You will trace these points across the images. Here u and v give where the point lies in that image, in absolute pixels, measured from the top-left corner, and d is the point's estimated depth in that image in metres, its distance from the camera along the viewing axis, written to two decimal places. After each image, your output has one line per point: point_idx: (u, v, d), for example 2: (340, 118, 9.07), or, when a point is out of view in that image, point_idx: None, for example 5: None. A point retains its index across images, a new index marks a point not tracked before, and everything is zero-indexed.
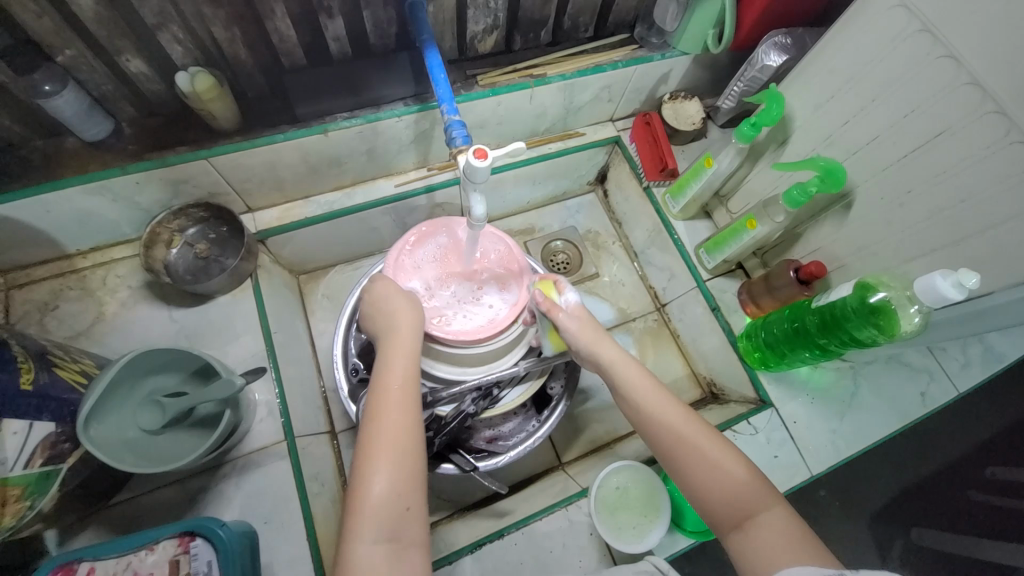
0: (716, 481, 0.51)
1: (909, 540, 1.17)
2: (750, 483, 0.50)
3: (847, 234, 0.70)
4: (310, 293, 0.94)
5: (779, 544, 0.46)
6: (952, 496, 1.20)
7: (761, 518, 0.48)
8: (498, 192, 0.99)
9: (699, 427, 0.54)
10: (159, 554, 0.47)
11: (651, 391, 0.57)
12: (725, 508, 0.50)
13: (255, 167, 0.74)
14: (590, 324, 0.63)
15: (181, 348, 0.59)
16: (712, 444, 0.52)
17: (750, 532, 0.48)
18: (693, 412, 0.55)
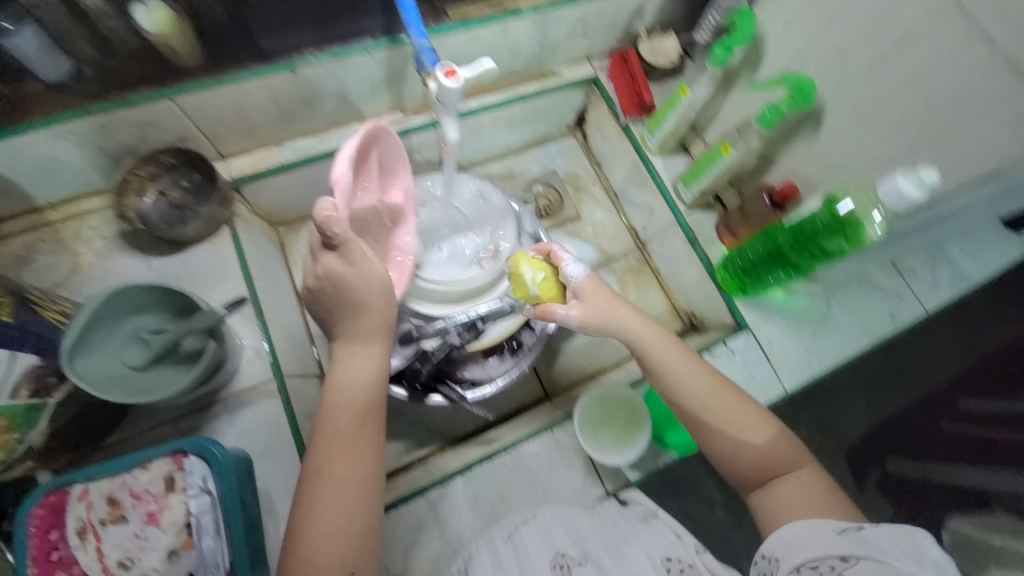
0: (751, 446, 0.59)
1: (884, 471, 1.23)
2: (773, 447, 0.59)
3: (817, 152, 0.71)
4: (291, 243, 0.94)
5: (802, 498, 0.55)
6: (923, 426, 1.27)
7: (787, 479, 0.57)
8: (475, 137, 0.98)
9: (729, 405, 0.61)
10: (153, 472, 0.49)
11: (687, 366, 0.62)
12: (758, 470, 0.58)
13: (224, 109, 0.73)
14: (609, 300, 0.65)
15: (159, 284, 0.59)
16: (742, 419, 0.60)
17: (777, 488, 0.57)
18: (721, 390, 0.62)
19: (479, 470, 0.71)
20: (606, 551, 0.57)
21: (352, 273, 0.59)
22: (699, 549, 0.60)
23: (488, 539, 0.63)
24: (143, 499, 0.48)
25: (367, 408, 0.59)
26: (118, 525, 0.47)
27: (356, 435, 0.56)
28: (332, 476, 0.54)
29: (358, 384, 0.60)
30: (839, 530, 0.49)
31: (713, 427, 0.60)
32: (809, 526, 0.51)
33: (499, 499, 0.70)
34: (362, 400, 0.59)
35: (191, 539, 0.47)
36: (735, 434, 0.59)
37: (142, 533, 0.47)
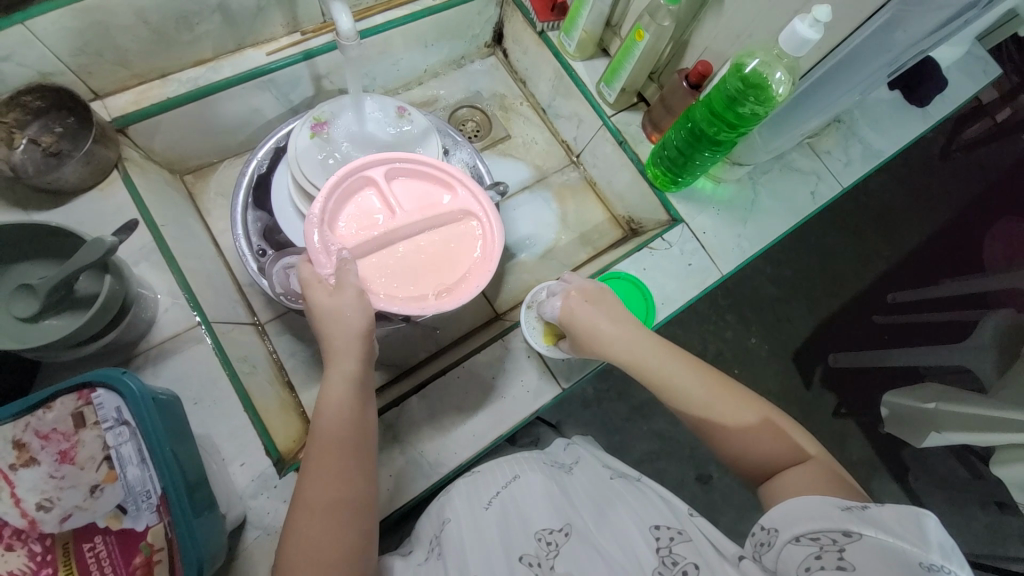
0: (752, 436, 0.54)
1: (828, 366, 1.31)
2: (776, 433, 0.54)
3: (725, 24, 0.71)
4: (201, 194, 0.87)
5: (809, 478, 0.48)
6: (861, 323, 1.34)
7: (794, 467, 0.50)
8: (387, 58, 0.92)
9: (729, 399, 0.56)
10: (58, 410, 0.45)
11: (678, 367, 0.59)
12: (761, 461, 0.53)
13: (85, 33, 0.64)
14: (608, 311, 0.65)
15: (21, 224, 0.52)
16: (741, 411, 0.55)
17: (783, 478, 0.50)
18: (723, 385, 0.57)
19: (432, 388, 0.71)
20: (591, 519, 0.56)
21: (336, 304, 0.57)
22: (691, 511, 0.56)
23: (468, 500, 0.63)
24: (51, 439, 0.44)
25: (342, 443, 0.52)
26: (29, 469, 0.44)
27: (327, 467, 0.50)
28: (303, 515, 0.48)
29: (333, 413, 0.53)
30: (844, 506, 0.43)
31: (704, 420, 0.56)
32: (811, 502, 0.45)
33: (455, 412, 0.70)
34: (334, 435, 0.52)
35: (113, 472, 0.44)
36: (724, 423, 0.55)
37: (58, 473, 0.44)
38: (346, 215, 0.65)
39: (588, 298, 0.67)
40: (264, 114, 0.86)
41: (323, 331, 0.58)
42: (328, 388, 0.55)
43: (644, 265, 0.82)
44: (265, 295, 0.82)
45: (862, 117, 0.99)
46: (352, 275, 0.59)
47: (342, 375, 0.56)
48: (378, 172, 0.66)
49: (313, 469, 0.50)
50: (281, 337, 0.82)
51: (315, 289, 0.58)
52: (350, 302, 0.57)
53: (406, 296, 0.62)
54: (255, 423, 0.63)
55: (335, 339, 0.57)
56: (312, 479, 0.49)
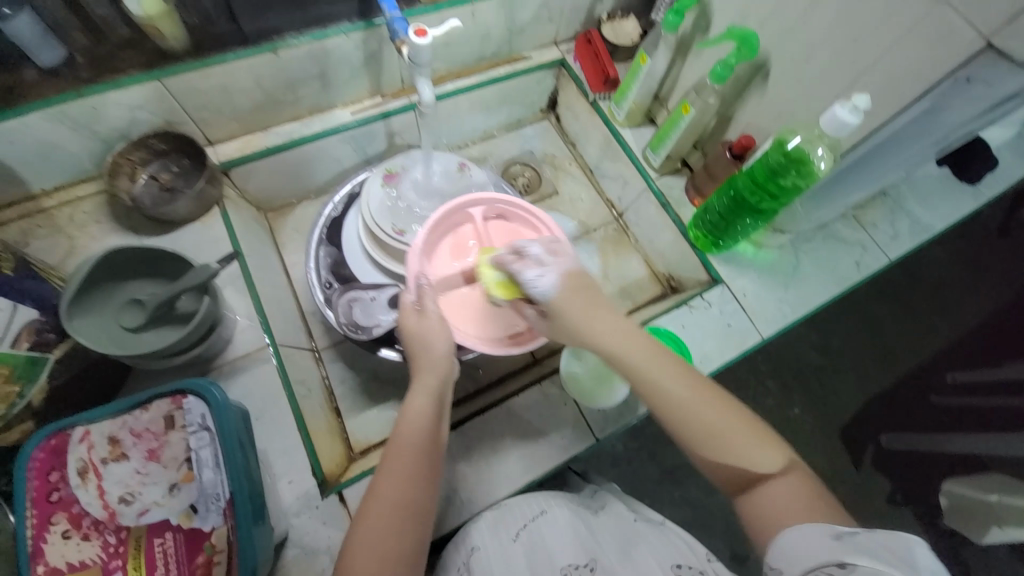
0: (733, 444, 0.51)
1: (880, 446, 1.23)
2: (758, 441, 0.52)
3: (768, 104, 0.77)
4: (279, 229, 0.97)
5: (793, 501, 0.48)
6: (917, 403, 1.26)
7: (771, 484, 0.50)
8: (453, 119, 1.03)
9: (716, 408, 0.53)
10: (153, 412, 0.50)
11: (668, 372, 0.55)
12: (739, 474, 0.51)
13: (210, 92, 0.76)
14: (586, 299, 0.60)
15: (143, 248, 0.61)
16: (727, 423, 0.52)
17: (760, 496, 0.50)
18: (709, 393, 0.54)
19: (470, 425, 0.73)
20: (615, 556, 0.60)
21: (424, 326, 0.65)
22: (709, 556, 0.61)
23: (494, 532, 0.64)
24: (144, 437, 0.50)
25: (417, 453, 0.55)
26: (119, 464, 0.49)
27: (398, 474, 0.54)
28: (373, 515, 0.51)
29: (414, 422, 0.57)
30: (835, 534, 0.43)
31: (681, 425, 0.53)
32: (802, 530, 0.45)
33: (490, 451, 0.71)
34: (411, 444, 0.56)
35: (190, 472, 0.49)
36: (704, 430, 0.52)
37: (143, 470, 0.49)
38: (442, 248, 0.77)
39: (571, 281, 0.61)
40: (341, 163, 0.97)
41: (416, 348, 0.64)
42: (412, 399, 0.60)
43: (683, 322, 0.84)
44: (324, 323, 0.89)
45: (909, 192, 1.00)
46: (432, 304, 0.67)
47: (427, 388, 0.60)
48: (476, 215, 0.79)
49: (389, 473, 0.54)
50: (334, 364, 0.88)
51: (406, 315, 0.66)
52: (440, 327, 0.65)
53: (479, 330, 0.73)
54: (305, 443, 0.67)
55: (428, 353, 0.63)
56: (388, 482, 0.53)
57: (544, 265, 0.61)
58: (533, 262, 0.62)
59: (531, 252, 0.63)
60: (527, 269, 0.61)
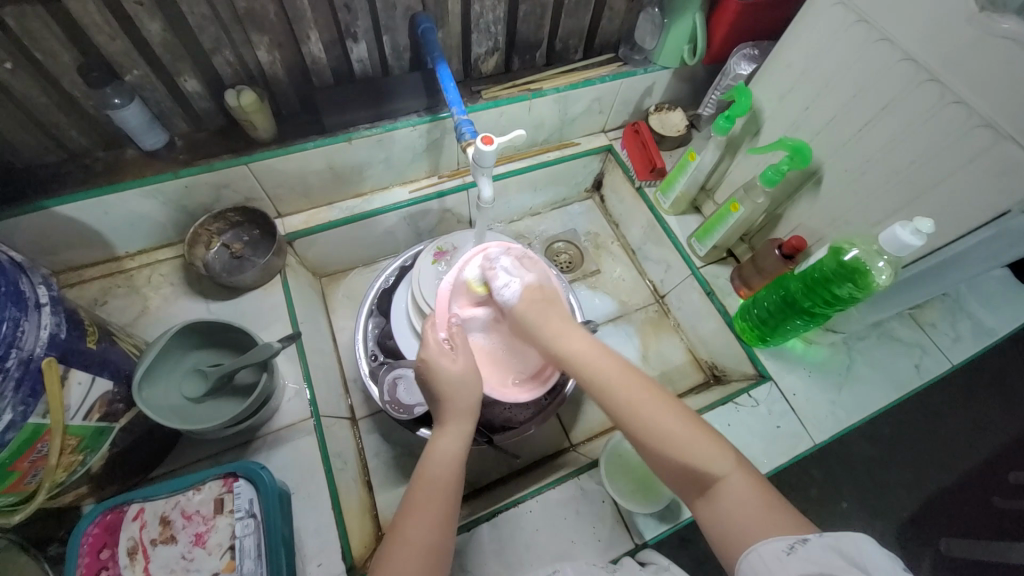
0: (680, 444, 0.52)
1: (939, 552, 1.10)
2: (702, 439, 0.52)
3: (820, 208, 0.77)
4: (331, 294, 1.02)
5: (743, 507, 0.48)
6: (976, 505, 1.14)
7: (722, 486, 0.49)
8: (503, 198, 1.08)
9: (657, 403, 0.54)
10: (205, 493, 0.53)
11: (608, 369, 0.57)
12: (689, 476, 0.51)
13: (288, 173, 0.82)
14: (539, 306, 0.65)
15: (216, 323, 0.66)
16: (666, 417, 0.53)
17: (716, 500, 0.49)
18: (652, 388, 0.56)
19: (504, 516, 0.71)
20: None
21: (456, 369, 0.62)
22: None
23: None
24: (193, 520, 0.52)
25: (447, 494, 0.54)
26: (166, 546, 0.50)
27: (429, 517, 0.52)
28: (401, 556, 0.50)
29: (444, 463, 0.56)
30: (787, 547, 0.43)
31: (633, 429, 0.54)
32: (758, 546, 0.44)
33: (524, 548, 0.68)
34: (442, 486, 0.54)
35: (233, 562, 0.50)
36: (653, 434, 0.53)
37: (189, 555, 0.50)
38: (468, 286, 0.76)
39: (534, 292, 0.66)
40: (395, 235, 1.02)
41: (447, 393, 0.61)
42: (436, 441, 0.59)
43: (729, 420, 0.80)
44: (364, 391, 0.91)
45: (971, 293, 0.96)
46: (462, 343, 0.67)
47: (460, 430, 0.60)
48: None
49: (418, 514, 0.52)
50: (370, 434, 0.88)
51: (438, 360, 0.62)
52: (473, 375, 0.63)
53: (495, 372, 0.74)
54: (337, 526, 0.65)
55: (460, 401, 0.61)
56: (415, 524, 0.52)
57: (511, 276, 0.67)
58: (503, 273, 0.68)
59: (500, 263, 0.69)
60: (495, 280, 0.67)
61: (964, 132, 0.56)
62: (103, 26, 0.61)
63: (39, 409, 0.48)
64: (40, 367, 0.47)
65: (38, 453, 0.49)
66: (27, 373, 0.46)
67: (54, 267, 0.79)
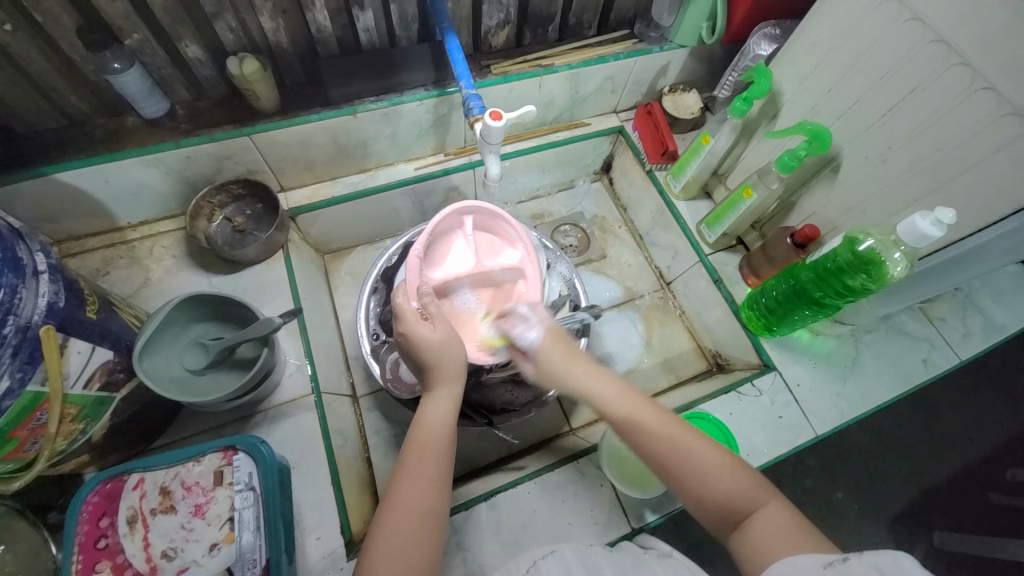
0: (705, 473, 0.53)
1: (933, 544, 1.10)
2: (730, 469, 0.53)
3: (836, 196, 0.75)
4: (335, 272, 1.01)
5: (776, 532, 0.47)
6: (972, 499, 1.14)
7: (757, 516, 0.49)
8: (510, 178, 1.06)
9: (681, 432, 0.56)
10: (205, 465, 0.54)
11: (630, 402, 0.59)
12: (722, 508, 0.51)
13: (290, 146, 0.81)
14: (561, 355, 0.65)
15: (219, 298, 0.66)
16: (693, 448, 0.54)
17: (747, 530, 0.49)
18: (674, 418, 0.57)
19: (503, 497, 0.71)
20: None
21: (438, 340, 0.60)
22: None
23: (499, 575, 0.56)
24: (193, 492, 0.53)
25: (438, 457, 0.54)
26: (166, 516, 0.51)
27: (420, 478, 0.53)
28: (394, 519, 0.50)
29: (434, 429, 0.56)
30: (823, 563, 0.41)
31: (661, 462, 0.55)
32: (792, 562, 0.43)
33: (522, 529, 0.69)
34: (429, 447, 0.55)
35: (232, 533, 0.51)
36: (690, 468, 0.53)
37: (189, 525, 0.51)
38: (437, 254, 0.74)
39: (554, 337, 0.67)
40: (399, 213, 1.01)
41: (431, 360, 0.60)
42: (429, 406, 0.59)
43: (731, 409, 0.80)
44: (366, 369, 0.91)
45: (983, 288, 0.94)
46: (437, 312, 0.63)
47: (447, 395, 0.60)
48: (467, 223, 0.74)
49: (409, 477, 0.53)
50: (371, 411, 0.88)
51: (418, 328, 0.61)
52: (453, 339, 0.62)
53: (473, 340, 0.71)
54: (337, 499, 0.65)
55: (446, 364, 0.60)
56: (408, 486, 0.52)
57: (532, 319, 0.68)
58: (523, 318, 0.69)
59: (521, 307, 0.70)
60: (517, 327, 0.68)
61: (993, 121, 0.54)
62: None
63: (37, 377, 0.48)
64: (38, 335, 0.47)
65: (37, 421, 0.49)
66: (26, 341, 0.46)
67: (55, 236, 0.78)
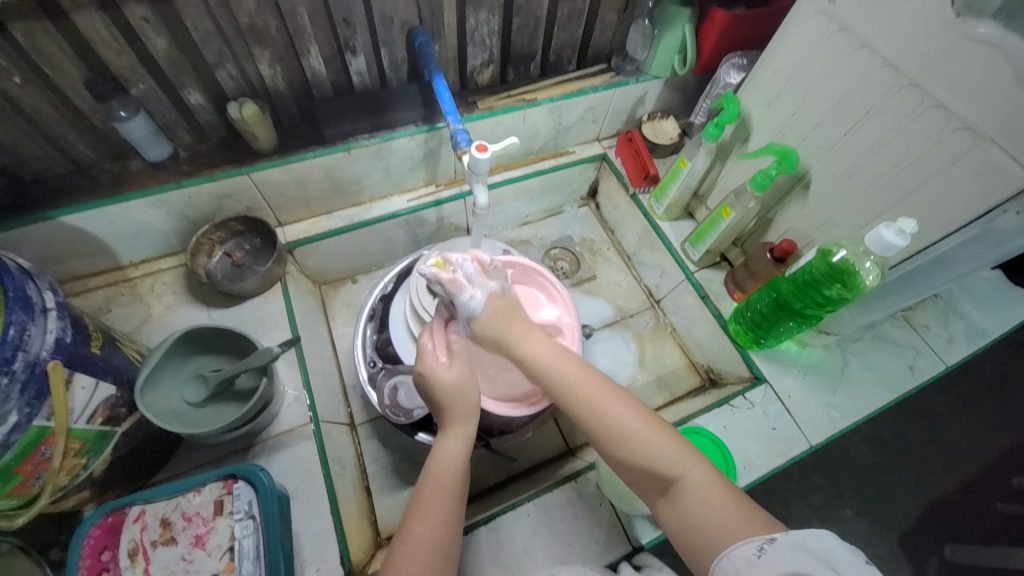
0: (635, 444, 0.52)
1: (942, 558, 1.09)
2: (658, 437, 0.52)
3: (809, 212, 0.79)
4: (331, 302, 1.04)
5: (704, 504, 0.48)
6: (977, 506, 1.13)
7: (682, 485, 0.50)
8: (500, 206, 1.10)
9: (608, 397, 0.55)
10: (205, 495, 0.55)
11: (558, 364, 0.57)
12: (650, 477, 0.51)
13: (288, 183, 0.84)
14: (502, 319, 0.60)
15: (218, 331, 0.68)
16: (622, 413, 0.53)
17: (677, 500, 0.49)
18: (599, 380, 0.56)
19: (503, 519, 0.71)
20: None
21: (450, 378, 0.60)
22: None
23: None
24: (193, 522, 0.53)
25: (451, 497, 0.54)
26: (167, 547, 0.52)
27: (434, 513, 0.53)
28: (408, 553, 0.51)
29: (448, 468, 0.56)
30: (756, 549, 0.42)
31: (592, 427, 0.54)
32: (728, 552, 0.44)
33: (522, 551, 0.69)
34: (443, 485, 0.55)
35: (232, 563, 0.51)
36: (626, 441, 0.52)
37: (189, 556, 0.52)
38: None
39: (498, 302, 0.61)
40: (393, 242, 1.04)
41: (444, 399, 0.60)
42: (447, 443, 0.59)
43: (724, 423, 0.81)
44: (363, 398, 0.92)
45: (961, 294, 0.97)
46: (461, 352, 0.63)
47: (463, 432, 0.60)
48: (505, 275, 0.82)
49: (424, 513, 0.53)
50: (369, 439, 0.89)
51: (434, 366, 0.61)
52: (472, 378, 0.62)
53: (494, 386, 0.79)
54: (336, 528, 0.65)
55: (463, 403, 0.60)
56: (422, 523, 0.52)
57: (478, 286, 0.60)
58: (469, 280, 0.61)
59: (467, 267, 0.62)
60: (457, 292, 0.59)
61: (945, 136, 0.58)
62: (110, 42, 0.63)
63: (44, 412, 0.49)
64: (45, 370, 0.49)
65: (42, 456, 0.51)
66: (33, 377, 0.48)
67: (59, 276, 0.80)
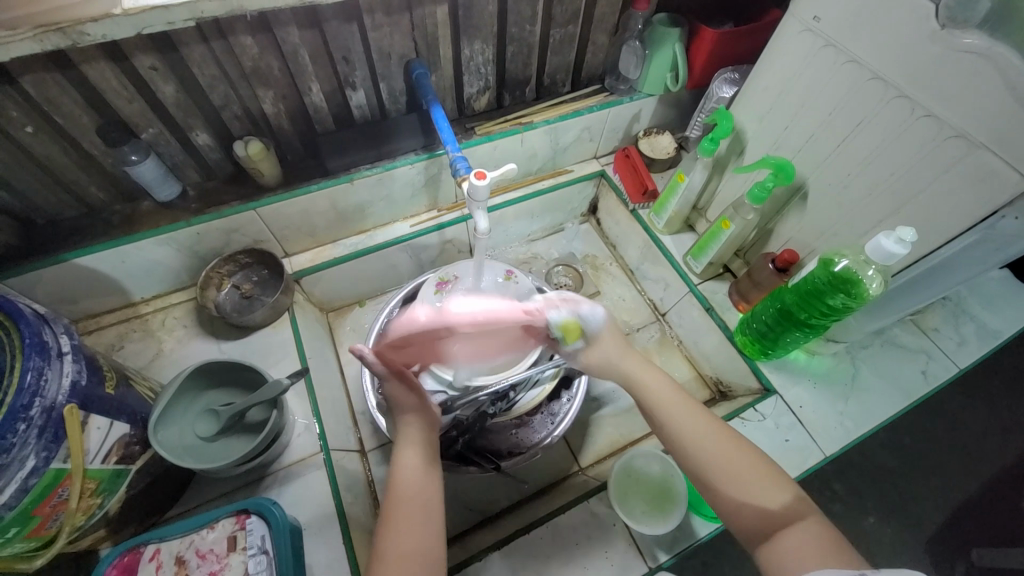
0: (749, 486, 0.53)
1: (972, 565, 1.06)
2: (764, 478, 0.54)
3: (808, 222, 0.79)
4: (338, 329, 1.05)
5: (814, 549, 0.47)
6: (1007, 512, 1.09)
7: (794, 529, 0.50)
8: (501, 226, 1.11)
9: (725, 438, 0.57)
10: (219, 531, 0.55)
11: (678, 403, 0.60)
12: (760, 521, 0.51)
13: (292, 216, 0.86)
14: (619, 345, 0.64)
15: (229, 365, 0.70)
16: (737, 453, 0.55)
17: (781, 541, 0.49)
18: (716, 423, 0.58)
19: (516, 543, 0.70)
20: None
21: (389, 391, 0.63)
22: None
23: None
24: (207, 559, 0.53)
25: (421, 506, 0.55)
26: None
27: (411, 526, 0.53)
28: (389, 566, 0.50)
29: (410, 478, 0.57)
30: None
31: (704, 468, 0.55)
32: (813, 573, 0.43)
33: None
34: (410, 495, 0.56)
35: None
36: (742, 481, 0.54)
37: None
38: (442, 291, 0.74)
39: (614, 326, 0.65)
40: (398, 267, 1.05)
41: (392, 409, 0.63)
42: (401, 455, 0.59)
43: None
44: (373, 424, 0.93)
45: (970, 296, 0.96)
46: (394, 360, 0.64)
47: (411, 440, 0.61)
48: None
49: (397, 524, 0.53)
50: (380, 464, 0.89)
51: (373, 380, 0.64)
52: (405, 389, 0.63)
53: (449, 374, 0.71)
54: (348, 558, 0.65)
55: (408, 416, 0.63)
56: (394, 535, 0.52)
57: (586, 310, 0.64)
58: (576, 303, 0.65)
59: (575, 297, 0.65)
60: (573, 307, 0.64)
61: (940, 144, 0.58)
62: (121, 91, 0.66)
63: (61, 454, 0.50)
64: (62, 414, 0.50)
65: (59, 498, 0.51)
66: (50, 420, 0.49)
67: (73, 315, 0.82)
